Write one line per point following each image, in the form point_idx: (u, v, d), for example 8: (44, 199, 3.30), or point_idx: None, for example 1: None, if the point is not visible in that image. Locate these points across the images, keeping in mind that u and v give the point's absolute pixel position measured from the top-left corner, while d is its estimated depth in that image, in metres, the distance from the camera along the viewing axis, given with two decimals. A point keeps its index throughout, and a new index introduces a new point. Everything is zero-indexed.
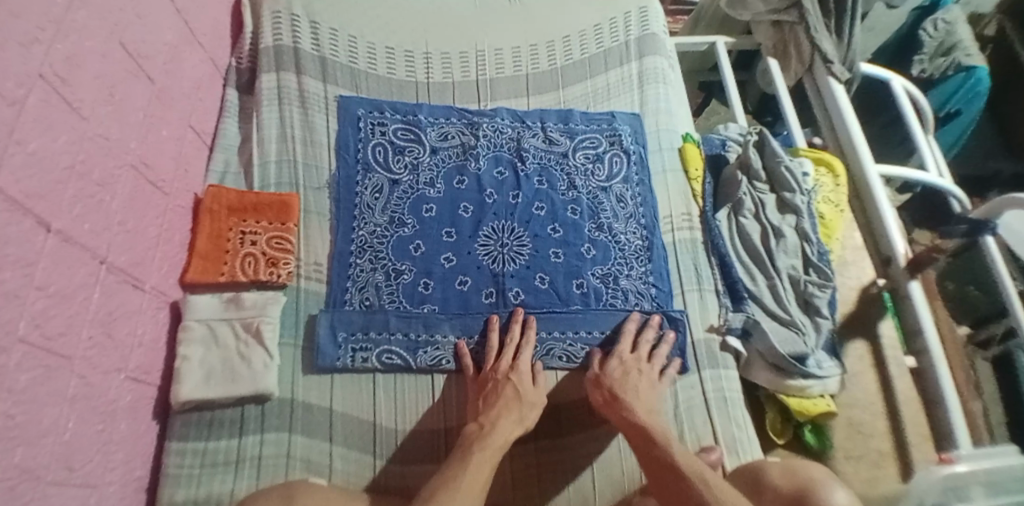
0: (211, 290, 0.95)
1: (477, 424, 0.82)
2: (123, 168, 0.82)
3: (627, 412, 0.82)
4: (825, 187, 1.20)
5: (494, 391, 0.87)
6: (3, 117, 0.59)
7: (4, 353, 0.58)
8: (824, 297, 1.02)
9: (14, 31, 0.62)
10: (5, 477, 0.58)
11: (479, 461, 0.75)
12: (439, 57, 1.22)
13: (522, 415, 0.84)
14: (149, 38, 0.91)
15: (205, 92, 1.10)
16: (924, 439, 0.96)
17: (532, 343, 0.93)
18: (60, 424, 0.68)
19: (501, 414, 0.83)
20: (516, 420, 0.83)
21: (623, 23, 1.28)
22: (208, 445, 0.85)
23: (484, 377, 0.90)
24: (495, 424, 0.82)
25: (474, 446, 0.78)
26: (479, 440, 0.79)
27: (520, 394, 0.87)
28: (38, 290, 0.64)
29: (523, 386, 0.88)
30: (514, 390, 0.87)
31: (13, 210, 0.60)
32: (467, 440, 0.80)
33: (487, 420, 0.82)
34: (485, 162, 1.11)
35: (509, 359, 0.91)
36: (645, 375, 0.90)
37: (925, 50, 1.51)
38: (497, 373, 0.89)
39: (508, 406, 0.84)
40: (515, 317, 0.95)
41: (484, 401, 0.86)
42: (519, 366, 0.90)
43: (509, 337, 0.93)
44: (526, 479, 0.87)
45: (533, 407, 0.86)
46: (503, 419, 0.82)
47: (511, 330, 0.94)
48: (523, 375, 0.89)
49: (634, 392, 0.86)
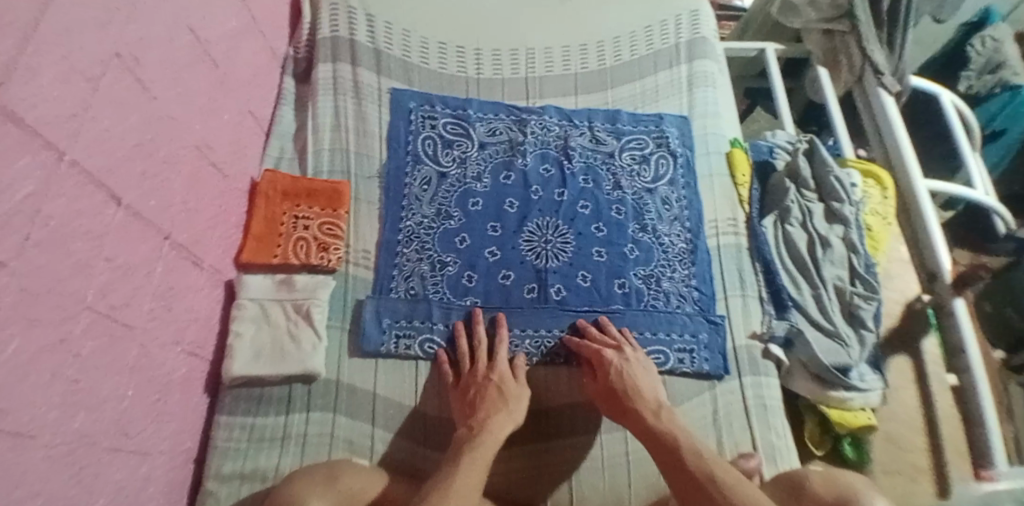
0: (264, 271, 0.97)
1: (468, 427, 0.81)
2: (187, 149, 0.86)
3: (638, 419, 0.82)
4: (873, 199, 1.18)
5: (477, 396, 0.86)
6: (79, 93, 0.63)
7: (71, 320, 0.62)
8: (869, 310, 1.01)
9: (90, 11, 0.65)
10: (65, 441, 0.62)
11: (470, 460, 0.74)
12: (490, 53, 1.23)
13: (510, 410, 0.84)
14: (214, 24, 0.94)
15: (263, 80, 1.12)
16: (960, 458, 0.96)
17: (501, 342, 0.93)
18: (120, 392, 0.71)
19: (489, 414, 0.82)
20: (507, 418, 0.82)
21: (673, 26, 1.27)
22: (256, 421, 0.88)
23: (465, 384, 0.89)
24: (485, 424, 0.81)
25: (464, 448, 0.77)
26: (469, 442, 0.78)
27: (503, 391, 0.86)
28: (106, 262, 0.68)
29: (506, 383, 0.87)
30: (497, 391, 0.86)
31: (85, 183, 0.64)
32: (457, 444, 0.78)
33: (476, 422, 0.81)
34: (532, 158, 1.11)
35: (486, 363, 0.90)
36: (638, 372, 0.88)
37: (972, 66, 1.48)
38: (477, 377, 0.88)
39: (496, 405, 0.84)
40: (475, 319, 0.95)
41: (469, 406, 0.85)
42: (496, 365, 0.89)
43: (478, 340, 0.93)
44: (548, 475, 0.88)
45: (519, 400, 0.86)
46: (493, 418, 0.82)
47: (475, 334, 0.94)
48: (503, 373, 0.89)
49: (636, 392, 0.85)
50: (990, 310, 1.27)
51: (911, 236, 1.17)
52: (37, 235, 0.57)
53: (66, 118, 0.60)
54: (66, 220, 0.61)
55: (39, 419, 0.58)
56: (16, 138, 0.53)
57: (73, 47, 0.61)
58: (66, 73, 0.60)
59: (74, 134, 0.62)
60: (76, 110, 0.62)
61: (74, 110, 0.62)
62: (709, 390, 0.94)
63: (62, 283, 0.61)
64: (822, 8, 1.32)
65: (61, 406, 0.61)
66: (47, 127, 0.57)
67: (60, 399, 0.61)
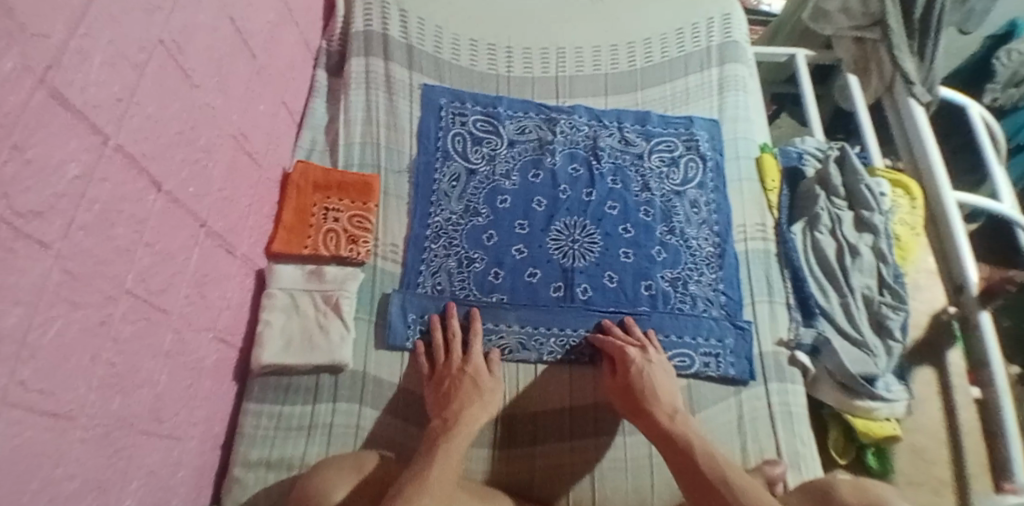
0: (294, 261, 0.98)
1: (442, 418, 0.82)
2: (225, 138, 0.86)
3: (653, 422, 0.81)
4: (902, 209, 1.17)
5: (452, 387, 0.87)
6: (125, 78, 0.63)
7: (112, 303, 0.63)
8: (897, 320, 1.00)
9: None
10: (102, 423, 0.63)
11: (445, 451, 0.75)
12: (521, 51, 1.23)
13: (484, 402, 0.85)
14: (254, 15, 0.94)
15: (297, 72, 1.13)
16: (982, 472, 0.96)
17: (476, 333, 0.93)
18: (155, 376, 0.72)
19: (464, 406, 0.83)
20: (481, 410, 0.84)
21: (705, 28, 1.27)
22: (284, 409, 0.89)
23: (440, 375, 0.89)
24: (459, 415, 0.82)
25: (439, 439, 0.77)
26: (445, 434, 0.78)
27: (479, 383, 0.87)
28: (146, 247, 0.69)
29: (480, 375, 0.89)
30: (472, 383, 0.87)
31: (129, 168, 0.65)
32: (432, 435, 0.79)
33: (451, 413, 0.82)
34: (561, 157, 1.12)
35: (460, 355, 0.91)
36: (659, 374, 0.88)
37: (999, 79, 1.43)
38: (452, 369, 0.89)
39: (471, 397, 0.85)
40: (450, 314, 0.95)
41: (443, 398, 0.86)
42: (472, 358, 0.90)
43: (452, 333, 0.93)
44: (558, 475, 0.87)
45: (493, 391, 0.88)
46: (468, 409, 0.83)
47: (449, 326, 0.94)
48: (477, 364, 0.90)
49: (654, 393, 0.85)
50: (1009, 327, 1.23)
51: (940, 247, 1.15)
52: (83, 219, 0.58)
53: (112, 103, 0.61)
54: (110, 204, 0.62)
55: (78, 401, 0.59)
56: (64, 122, 0.54)
57: (120, 32, 0.62)
58: (113, 58, 0.61)
59: (120, 119, 0.63)
60: (122, 95, 0.63)
61: (120, 95, 0.63)
62: (734, 394, 0.94)
63: (105, 266, 0.62)
64: (854, 15, 1.31)
65: (99, 389, 0.62)
66: (93, 111, 0.58)
67: (98, 381, 0.62)
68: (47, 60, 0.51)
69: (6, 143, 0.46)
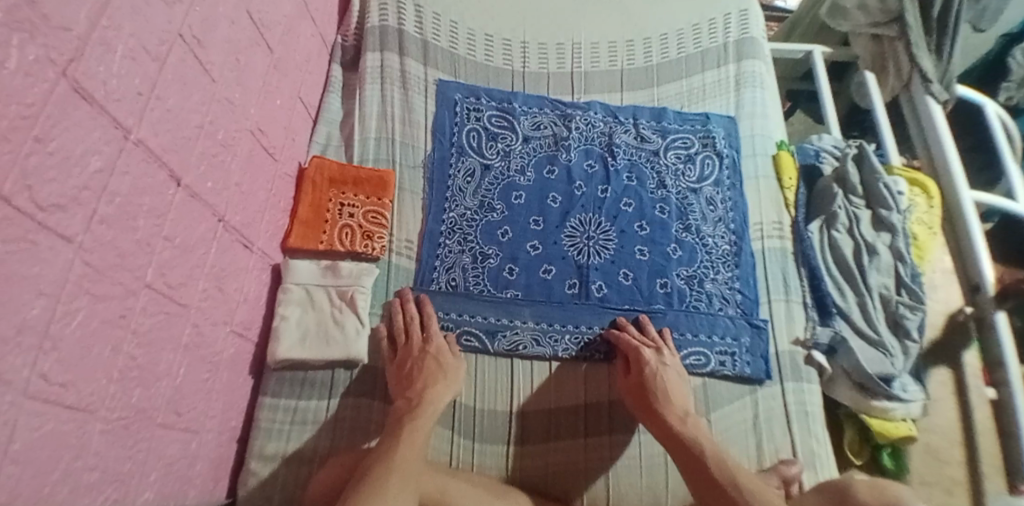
0: (310, 256, 0.98)
1: (406, 398, 0.83)
2: (243, 132, 0.86)
3: (663, 424, 0.81)
4: (919, 208, 1.15)
5: (414, 368, 0.87)
6: (147, 72, 0.64)
7: (132, 296, 0.63)
8: (914, 320, 1.00)
9: None
10: (121, 415, 0.63)
11: (410, 431, 0.76)
12: (536, 47, 1.23)
13: (449, 381, 0.86)
14: (271, 9, 0.94)
15: (313, 67, 1.13)
16: (996, 471, 0.95)
17: (432, 316, 0.94)
18: (173, 370, 0.72)
19: (428, 384, 0.84)
20: (446, 388, 0.85)
21: (722, 24, 1.26)
22: (299, 403, 0.89)
23: (402, 358, 0.89)
24: (424, 394, 0.83)
25: (404, 420, 0.79)
26: (409, 414, 0.80)
27: (442, 363, 0.88)
28: (165, 241, 0.69)
29: (442, 354, 0.89)
30: (435, 363, 0.88)
31: (149, 161, 0.65)
32: (398, 416, 0.81)
33: (415, 393, 0.83)
34: (576, 153, 1.11)
35: (421, 336, 0.92)
36: (671, 374, 0.88)
37: (1012, 77, 1.43)
38: (414, 350, 0.89)
39: (434, 376, 0.86)
40: (406, 297, 0.95)
41: (405, 379, 0.86)
42: (432, 339, 0.91)
43: (411, 316, 0.94)
44: (568, 470, 0.87)
45: (455, 368, 0.89)
46: (432, 388, 0.84)
47: (407, 310, 0.94)
48: (439, 344, 0.90)
49: (665, 394, 0.84)
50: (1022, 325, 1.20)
51: (954, 247, 1.14)
52: (104, 212, 0.58)
53: (133, 96, 0.61)
54: (131, 197, 0.62)
55: (98, 393, 0.59)
56: (85, 115, 0.54)
57: (143, 26, 0.62)
58: (135, 51, 0.61)
59: (140, 113, 0.63)
60: (143, 89, 0.63)
61: (140, 88, 0.62)
62: (750, 393, 0.93)
63: (128, 259, 0.62)
64: (872, 12, 1.28)
65: (119, 381, 0.62)
66: (115, 105, 0.58)
67: (119, 374, 0.62)
68: (69, 53, 0.51)
69: (29, 135, 0.46)
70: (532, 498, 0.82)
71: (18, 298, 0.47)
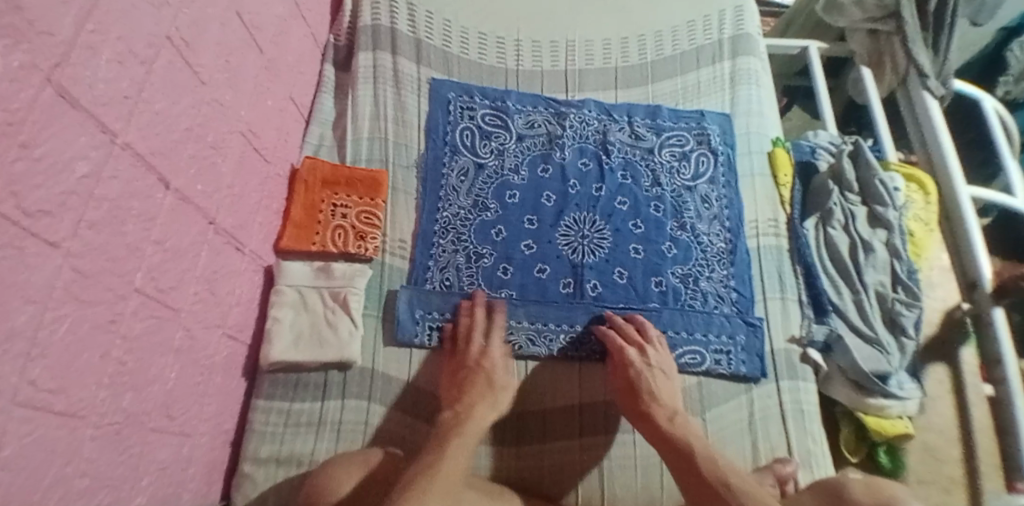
0: (303, 258, 0.98)
1: (453, 411, 0.81)
2: (234, 134, 0.86)
3: (653, 424, 0.80)
4: (916, 204, 1.15)
5: (467, 379, 0.86)
6: (134, 75, 0.63)
7: (122, 301, 0.63)
8: (910, 317, 0.99)
9: None
10: (112, 421, 0.63)
11: (456, 446, 0.73)
12: (530, 44, 1.22)
13: (496, 400, 0.84)
14: (262, 10, 0.94)
15: (305, 67, 1.12)
16: (994, 469, 0.95)
17: (499, 326, 0.93)
18: (164, 374, 0.72)
19: (476, 401, 0.82)
20: (492, 408, 0.82)
21: (717, 21, 1.25)
22: (292, 406, 0.89)
23: (457, 362, 0.90)
24: (471, 411, 0.81)
25: (452, 433, 0.76)
26: (456, 427, 0.77)
27: (492, 380, 0.86)
28: (155, 244, 0.68)
29: (495, 372, 0.87)
30: (487, 379, 0.86)
31: (138, 166, 0.64)
32: (444, 428, 0.78)
33: (463, 406, 0.81)
34: (570, 152, 1.11)
35: (479, 346, 0.91)
36: (660, 373, 0.87)
37: (1011, 71, 1.42)
38: (471, 360, 0.89)
39: (483, 393, 0.84)
40: (476, 300, 0.95)
41: (456, 387, 0.85)
42: (490, 352, 0.89)
43: (473, 323, 0.93)
44: (560, 469, 0.87)
45: (506, 390, 0.86)
46: (479, 405, 0.82)
47: (474, 314, 0.93)
48: (495, 361, 0.89)
49: (653, 393, 0.83)
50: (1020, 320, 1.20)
51: (952, 244, 1.14)
52: (92, 217, 0.57)
53: (121, 100, 0.61)
54: (119, 202, 0.61)
55: (88, 399, 0.59)
56: (71, 120, 0.53)
57: (129, 29, 0.61)
58: (122, 55, 0.61)
59: (128, 117, 0.62)
60: (130, 93, 0.62)
61: (128, 92, 0.62)
62: (745, 392, 0.93)
63: (118, 264, 0.62)
64: (868, 7, 1.27)
65: (109, 387, 0.62)
66: (102, 109, 0.58)
67: (108, 380, 0.61)
68: (55, 58, 0.50)
69: (15, 142, 0.46)
70: (525, 497, 0.82)
71: (7, 305, 0.46)
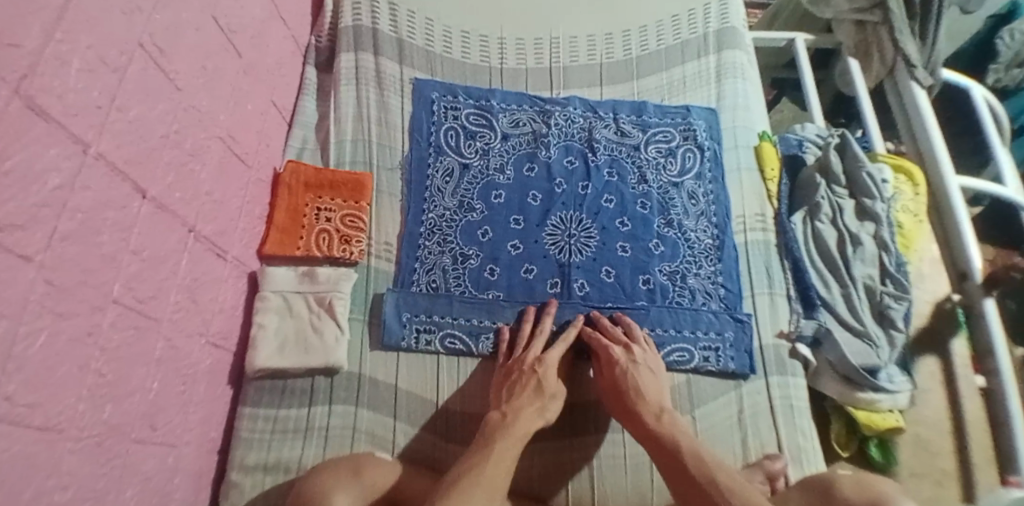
0: (287, 263, 0.97)
1: (501, 413, 0.81)
2: (212, 139, 0.85)
3: (640, 424, 0.79)
4: (904, 196, 1.14)
5: (518, 383, 0.85)
6: (106, 84, 0.62)
7: (99, 313, 0.62)
8: (900, 310, 0.99)
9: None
10: (93, 433, 0.62)
11: (501, 450, 0.74)
12: (514, 42, 1.21)
13: (544, 406, 0.83)
14: (240, 13, 0.92)
15: (286, 70, 1.11)
16: (988, 462, 0.94)
17: (566, 339, 0.91)
18: (146, 384, 0.71)
19: (525, 404, 0.82)
20: (539, 414, 0.81)
21: (702, 15, 1.24)
22: (279, 413, 0.88)
23: (510, 366, 0.88)
24: (518, 414, 0.80)
25: (497, 434, 0.76)
26: (502, 429, 0.78)
27: (542, 387, 0.84)
28: (132, 254, 0.68)
29: (548, 379, 0.86)
30: (538, 384, 0.85)
31: (112, 175, 0.63)
32: (490, 428, 0.78)
33: (510, 409, 0.81)
34: (556, 150, 1.10)
35: (535, 353, 0.89)
36: (647, 370, 0.86)
37: (1001, 59, 1.40)
38: (523, 364, 0.87)
39: (530, 398, 0.83)
40: (547, 308, 0.94)
41: (508, 390, 0.85)
42: (547, 360, 0.87)
43: (541, 330, 0.92)
44: (549, 468, 0.86)
45: (556, 399, 0.85)
46: (525, 408, 0.81)
47: (541, 322, 0.93)
48: (550, 367, 0.87)
49: (639, 391, 0.83)
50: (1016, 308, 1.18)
51: (942, 233, 1.14)
52: (65, 229, 0.56)
53: (93, 110, 0.60)
54: (93, 213, 0.60)
55: (67, 413, 0.58)
56: (40, 132, 0.52)
57: (98, 36, 0.60)
58: (93, 64, 0.60)
59: (100, 126, 0.61)
60: (102, 102, 0.61)
61: (100, 101, 0.61)
62: (734, 389, 0.92)
63: (93, 275, 0.61)
64: None
65: (87, 400, 0.61)
66: (72, 119, 0.57)
67: (86, 393, 0.61)
68: (22, 70, 0.49)
69: None
70: (515, 498, 0.81)
71: None
